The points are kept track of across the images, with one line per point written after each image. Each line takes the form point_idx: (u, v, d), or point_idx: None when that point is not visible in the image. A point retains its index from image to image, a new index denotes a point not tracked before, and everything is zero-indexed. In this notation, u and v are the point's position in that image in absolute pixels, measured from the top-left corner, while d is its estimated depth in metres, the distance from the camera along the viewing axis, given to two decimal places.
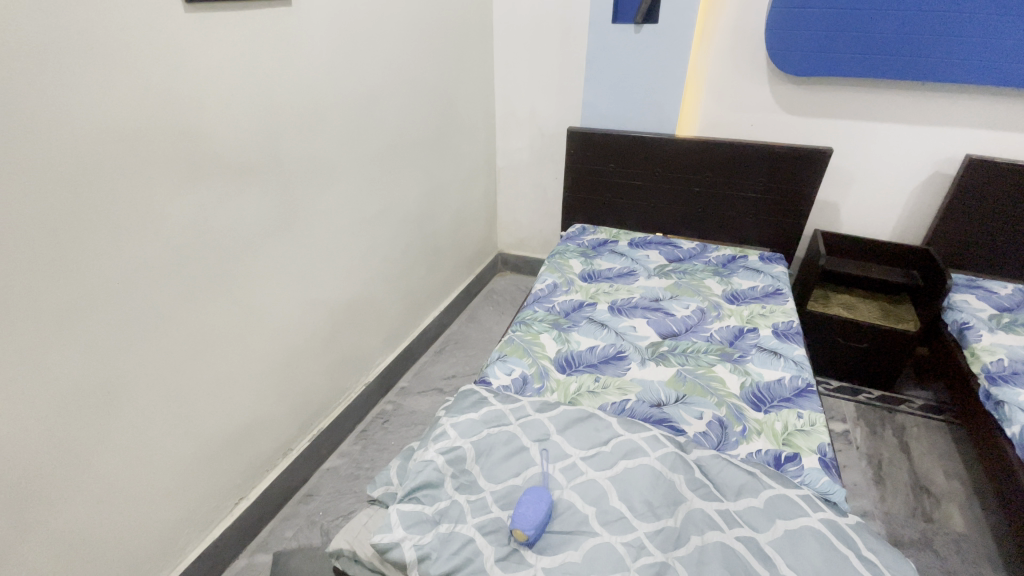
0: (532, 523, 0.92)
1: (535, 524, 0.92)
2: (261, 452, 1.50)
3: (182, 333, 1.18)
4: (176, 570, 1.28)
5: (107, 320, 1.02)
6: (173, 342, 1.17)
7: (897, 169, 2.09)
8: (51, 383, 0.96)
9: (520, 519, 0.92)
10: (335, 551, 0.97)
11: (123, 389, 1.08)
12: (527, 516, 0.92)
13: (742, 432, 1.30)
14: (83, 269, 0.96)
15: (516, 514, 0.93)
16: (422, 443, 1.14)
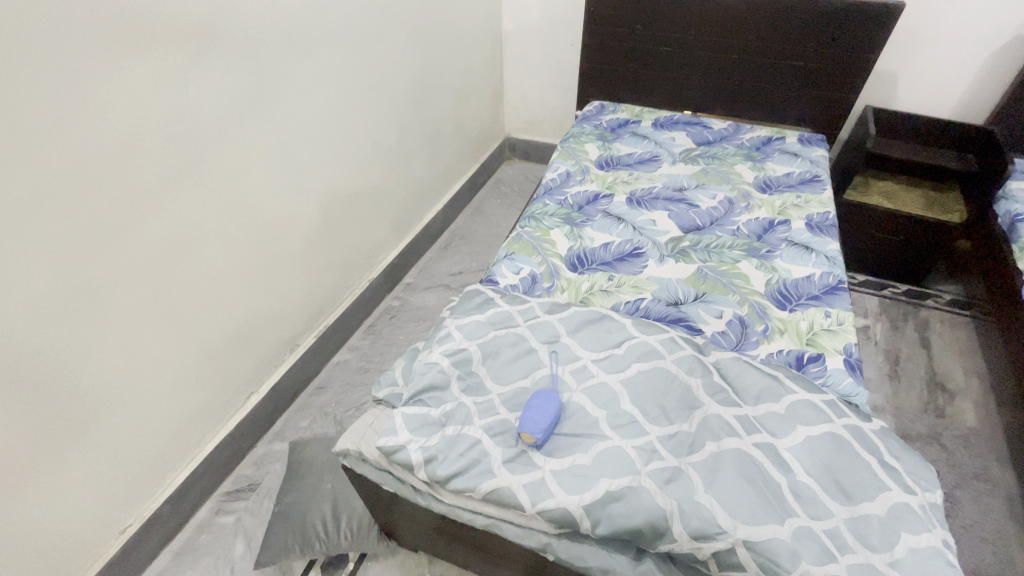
0: (540, 426, 0.88)
1: (544, 428, 0.88)
2: (266, 350, 1.49)
3: (162, 233, 1.08)
4: (197, 458, 1.34)
5: (69, 223, 0.91)
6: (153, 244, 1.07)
7: (981, 28, 1.75)
8: (22, 289, 0.88)
9: (527, 423, 0.88)
10: (342, 450, 0.95)
11: (107, 296, 1.01)
12: (534, 420, 0.89)
13: (764, 332, 1.23)
14: (26, 160, 0.83)
15: (522, 418, 0.90)
16: (426, 345, 1.08)
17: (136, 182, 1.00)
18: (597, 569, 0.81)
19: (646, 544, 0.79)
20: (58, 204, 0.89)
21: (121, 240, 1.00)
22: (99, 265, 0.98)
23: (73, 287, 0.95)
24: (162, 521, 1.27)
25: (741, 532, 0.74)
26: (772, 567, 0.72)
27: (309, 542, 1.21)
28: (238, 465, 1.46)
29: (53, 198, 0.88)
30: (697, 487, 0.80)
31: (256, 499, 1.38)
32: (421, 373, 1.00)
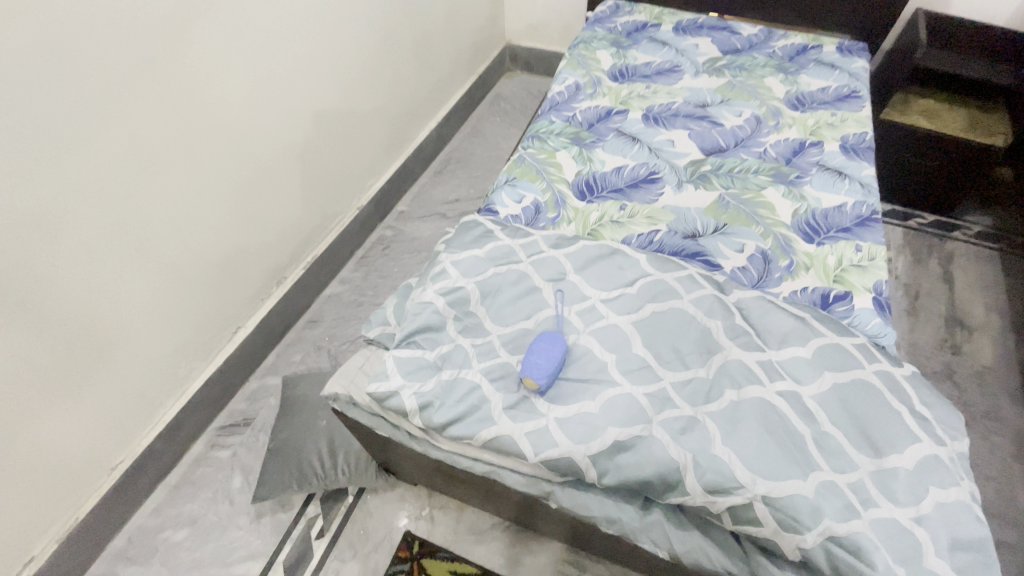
0: (545, 372, 0.80)
1: (548, 374, 0.81)
2: (251, 282, 1.40)
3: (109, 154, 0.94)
4: (186, 394, 1.30)
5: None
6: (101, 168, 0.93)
7: None
8: None
9: (530, 368, 0.81)
10: (331, 394, 0.88)
11: (54, 227, 0.90)
12: (538, 365, 0.81)
13: (788, 268, 1.12)
14: None
15: (524, 362, 0.82)
16: (419, 282, 0.98)
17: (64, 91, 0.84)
18: (602, 518, 0.77)
19: (656, 495, 0.74)
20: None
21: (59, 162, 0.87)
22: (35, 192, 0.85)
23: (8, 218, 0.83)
24: (156, 457, 1.25)
25: (760, 488, 0.68)
26: (792, 523, 0.67)
27: (306, 478, 1.19)
28: (230, 401, 1.42)
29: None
30: (715, 439, 0.74)
31: (251, 434, 1.36)
32: (414, 314, 0.91)
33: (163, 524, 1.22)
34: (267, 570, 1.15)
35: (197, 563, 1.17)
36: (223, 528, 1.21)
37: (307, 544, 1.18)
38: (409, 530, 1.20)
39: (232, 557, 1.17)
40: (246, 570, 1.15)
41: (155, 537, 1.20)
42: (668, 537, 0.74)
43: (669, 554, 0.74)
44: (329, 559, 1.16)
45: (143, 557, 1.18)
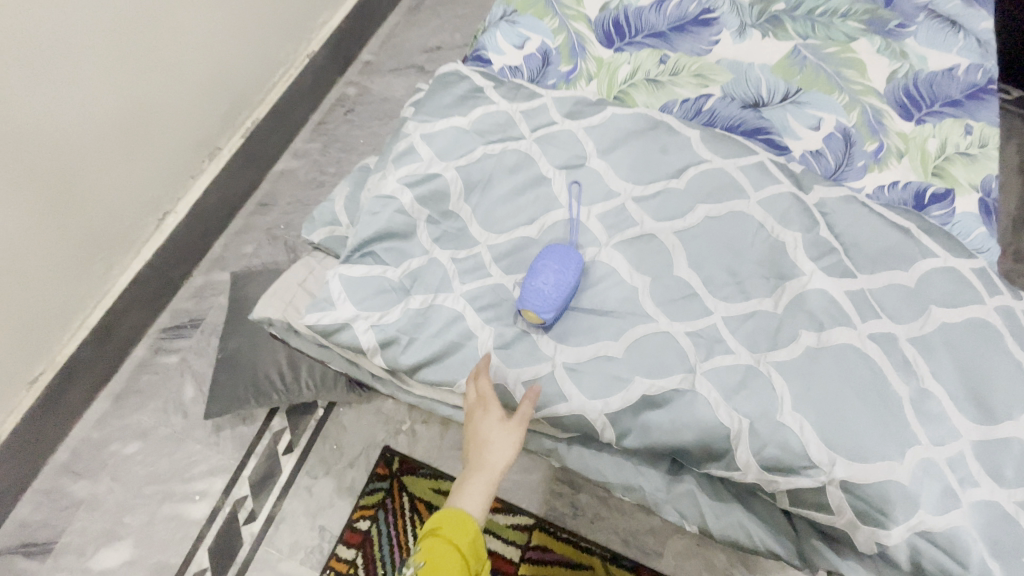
0: (556, 305, 0.58)
1: (557, 307, 0.58)
2: (172, 156, 1.08)
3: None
4: (112, 296, 1.08)
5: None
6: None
7: None
8: None
9: (535, 299, 0.58)
10: (263, 319, 0.66)
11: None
12: (548, 295, 0.58)
13: (875, 156, 0.84)
14: None
15: (523, 289, 0.59)
16: (379, 166, 0.70)
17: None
18: (617, 484, 0.60)
19: (692, 463, 0.57)
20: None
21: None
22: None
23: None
24: (87, 367, 1.07)
25: (840, 471, 0.50)
26: (875, 515, 0.50)
27: (264, 393, 1.02)
28: (172, 299, 1.20)
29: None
30: (783, 402, 0.53)
31: (201, 338, 1.17)
32: (370, 212, 0.64)
33: (110, 436, 1.09)
34: (231, 486, 1.05)
35: (154, 478, 1.06)
36: (178, 441, 1.08)
37: (274, 460, 1.06)
38: (388, 446, 1.07)
39: (191, 472, 1.06)
40: (208, 485, 1.05)
41: (104, 450, 1.08)
42: (701, 510, 0.58)
43: (699, 529, 0.58)
44: (300, 476, 1.05)
45: (93, 472, 1.06)
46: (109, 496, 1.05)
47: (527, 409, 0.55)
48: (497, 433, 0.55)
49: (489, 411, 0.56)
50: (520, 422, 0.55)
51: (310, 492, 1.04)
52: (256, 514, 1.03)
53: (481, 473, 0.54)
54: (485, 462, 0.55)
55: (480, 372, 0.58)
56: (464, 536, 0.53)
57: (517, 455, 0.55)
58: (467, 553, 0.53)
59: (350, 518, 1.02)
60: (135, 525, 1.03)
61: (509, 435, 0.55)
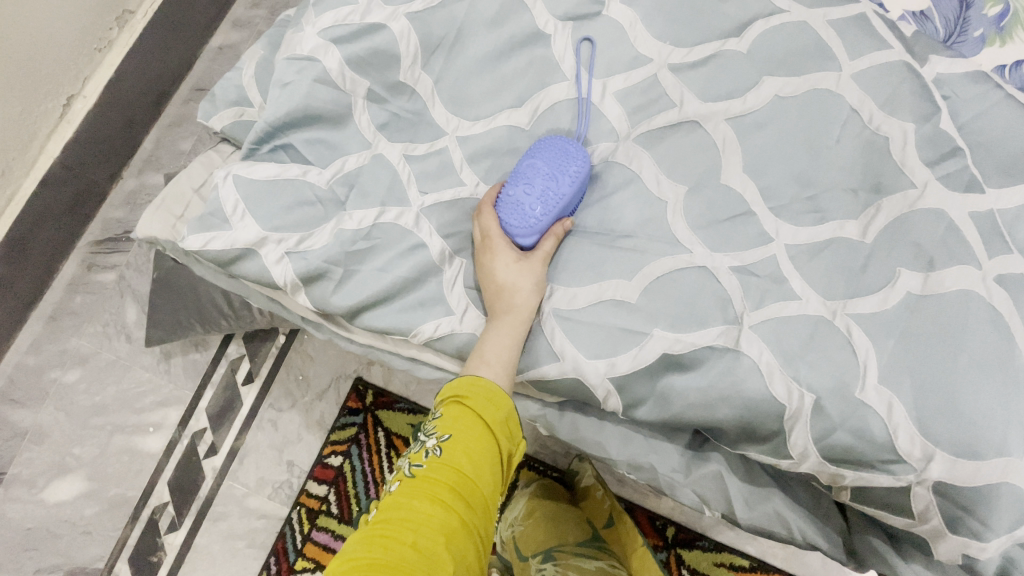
0: (538, 228, 0.42)
1: (539, 230, 0.42)
2: (61, 17, 0.80)
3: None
4: (18, 205, 0.87)
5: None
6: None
7: None
8: None
9: (510, 214, 0.42)
10: (148, 239, 0.49)
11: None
12: (529, 211, 0.42)
13: (998, 23, 0.56)
14: None
15: (500, 198, 0.43)
16: (299, 15, 0.48)
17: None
18: (621, 461, 0.46)
19: (724, 442, 0.43)
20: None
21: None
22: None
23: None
24: (4, 285, 0.90)
25: (935, 470, 0.36)
26: (969, 523, 0.37)
27: (211, 320, 0.85)
28: (101, 206, 0.98)
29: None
30: (866, 372, 0.38)
31: (139, 252, 0.97)
32: (281, 84, 0.44)
33: (47, 362, 0.95)
34: (188, 417, 0.94)
35: (102, 409, 0.94)
36: (125, 369, 0.95)
37: (232, 392, 0.94)
38: (361, 378, 0.92)
39: (142, 403, 0.94)
40: (162, 418, 0.94)
41: (43, 377, 0.95)
42: (728, 494, 0.45)
43: (722, 515, 0.46)
44: (263, 408, 0.93)
45: (33, 401, 0.94)
46: (55, 426, 0.94)
47: (552, 240, 0.42)
48: (513, 273, 0.41)
49: (497, 247, 0.42)
50: (541, 256, 0.42)
51: (275, 427, 0.92)
52: (218, 449, 0.92)
53: (505, 326, 0.41)
54: (507, 311, 0.41)
55: (479, 207, 0.43)
56: (494, 400, 0.37)
57: (541, 299, 0.42)
58: (500, 428, 0.37)
59: (320, 453, 0.90)
60: (86, 457, 0.93)
61: (529, 273, 0.42)
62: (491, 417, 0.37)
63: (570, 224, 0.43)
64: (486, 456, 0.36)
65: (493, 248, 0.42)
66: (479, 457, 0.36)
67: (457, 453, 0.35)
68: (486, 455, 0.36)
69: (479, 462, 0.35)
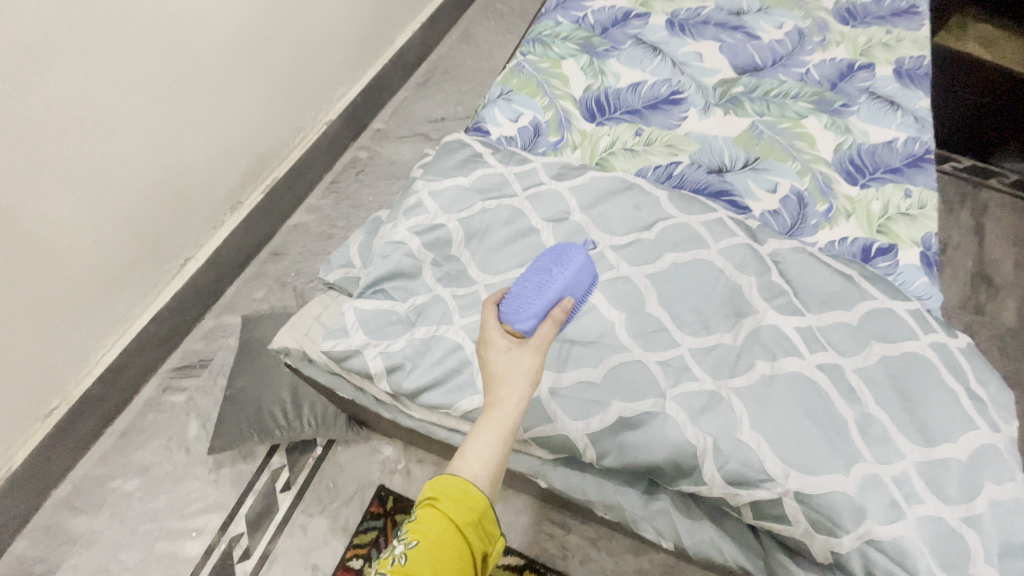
0: (533, 316, 0.58)
1: (536, 315, 0.58)
2: (198, 206, 1.17)
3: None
4: (129, 335, 1.13)
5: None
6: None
7: None
8: None
9: (512, 309, 0.58)
10: (280, 348, 0.74)
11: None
12: (527, 305, 0.58)
13: (825, 215, 0.95)
14: None
15: (507, 299, 0.60)
16: (391, 215, 0.81)
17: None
18: (598, 501, 0.66)
19: (666, 481, 0.63)
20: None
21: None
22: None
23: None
24: (96, 403, 1.10)
25: (793, 483, 0.57)
26: (827, 524, 0.56)
27: (266, 430, 1.06)
28: (184, 339, 1.25)
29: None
30: (741, 423, 0.61)
31: (209, 377, 1.20)
32: (382, 255, 0.74)
33: (111, 472, 1.10)
34: (228, 522, 1.06)
35: (152, 515, 1.06)
36: (178, 478, 1.10)
37: (270, 497, 1.08)
38: (383, 484, 1.09)
39: (189, 509, 1.07)
40: (205, 522, 1.06)
41: (103, 486, 1.09)
42: (675, 525, 0.64)
43: (674, 544, 0.64)
44: (296, 514, 1.06)
45: (91, 508, 1.07)
46: (105, 532, 1.04)
47: (553, 322, 0.56)
48: (504, 365, 0.55)
49: (495, 342, 0.57)
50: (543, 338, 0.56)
51: (304, 531, 1.05)
52: (251, 552, 1.03)
53: (492, 414, 0.53)
54: (497, 401, 0.53)
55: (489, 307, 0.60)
56: (460, 507, 0.50)
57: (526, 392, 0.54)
58: (459, 534, 0.49)
59: (343, 555, 1.02)
60: (129, 562, 1.02)
61: (522, 361, 0.55)
62: (453, 525, 0.49)
63: (569, 308, 0.57)
64: (444, 562, 0.47)
65: (492, 343, 0.57)
66: (437, 564, 0.47)
67: (419, 561, 0.47)
68: (444, 561, 0.47)
69: (437, 566, 0.47)
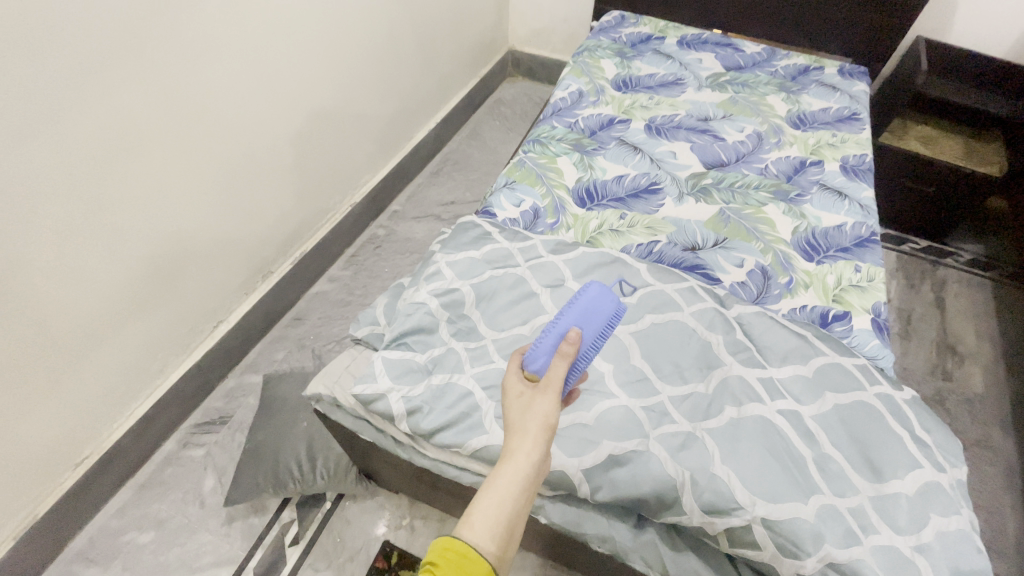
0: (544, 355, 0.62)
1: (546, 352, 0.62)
2: (235, 273, 1.32)
3: (37, 91, 0.78)
4: (161, 390, 1.22)
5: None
6: (61, 126, 0.82)
7: None
8: None
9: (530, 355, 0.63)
10: (314, 394, 0.85)
11: (23, 192, 0.81)
12: (540, 348, 0.62)
13: (786, 286, 1.10)
14: None
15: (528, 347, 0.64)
16: (413, 281, 0.95)
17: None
18: (592, 533, 0.74)
19: (651, 514, 0.72)
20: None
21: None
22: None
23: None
24: (123, 455, 1.17)
25: (760, 510, 0.66)
26: (791, 548, 0.65)
27: (282, 482, 1.13)
28: (207, 397, 1.34)
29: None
30: (714, 457, 0.71)
31: (228, 432, 1.28)
32: (406, 314, 0.87)
33: (127, 525, 1.14)
34: None
35: (162, 568, 1.09)
36: (191, 532, 1.14)
37: (279, 551, 1.12)
38: (388, 539, 1.14)
39: (199, 562, 1.10)
40: None
41: (118, 539, 1.13)
42: (661, 557, 0.72)
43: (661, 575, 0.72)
44: (302, 568, 1.10)
45: (105, 560, 1.10)
46: None
47: (563, 360, 0.59)
48: (521, 414, 0.58)
49: (514, 389, 0.61)
50: (555, 379, 0.59)
51: None
52: None
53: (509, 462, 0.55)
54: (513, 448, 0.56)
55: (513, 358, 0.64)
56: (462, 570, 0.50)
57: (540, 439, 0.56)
58: None
59: None
60: None
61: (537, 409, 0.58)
62: None
63: (574, 340, 0.59)
64: None
65: (511, 390, 0.61)
66: None
67: None
68: None
69: None
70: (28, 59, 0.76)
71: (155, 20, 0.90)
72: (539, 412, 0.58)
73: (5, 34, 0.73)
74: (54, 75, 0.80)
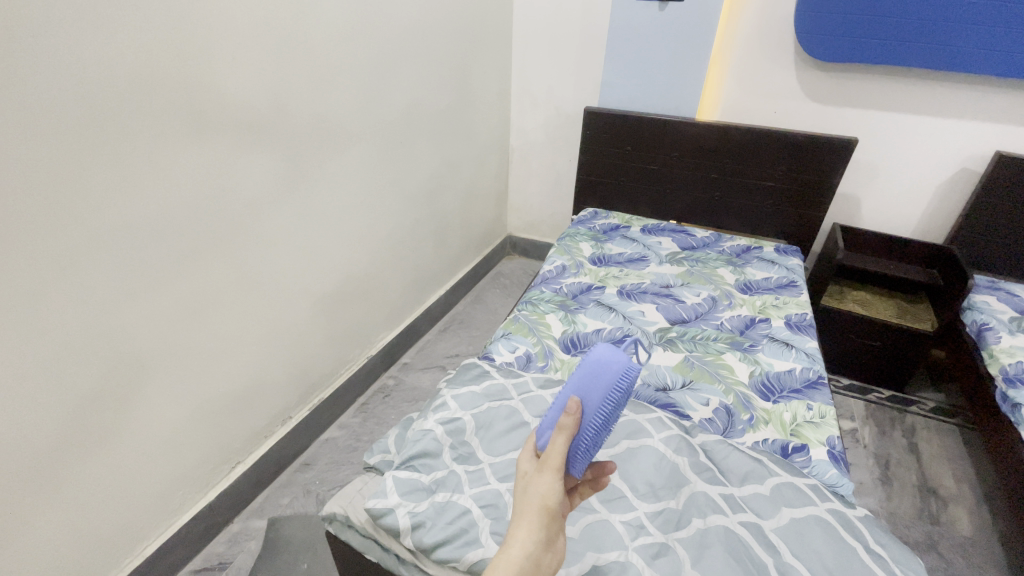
0: None
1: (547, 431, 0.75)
2: (259, 415, 1.47)
3: (154, 267, 1.07)
4: (172, 529, 1.27)
5: (75, 241, 0.93)
6: (163, 289, 1.10)
7: (905, 191, 2.07)
8: (64, 341, 0.96)
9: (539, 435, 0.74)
10: (329, 514, 0.96)
11: (120, 338, 1.05)
12: None
13: (748, 421, 1.26)
14: (104, 240, 0.97)
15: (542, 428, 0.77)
16: (421, 413, 1.12)
17: (139, 198, 1.01)
18: None
19: None
20: (76, 227, 0.92)
21: (121, 274, 1.02)
22: (95, 292, 0.98)
23: (72, 323, 0.96)
24: None
25: None
26: None
27: None
28: (211, 541, 1.37)
29: (51, 212, 0.89)
30: (685, 564, 0.81)
31: None
32: (415, 439, 1.03)
33: None
34: None
35: None
36: None
37: None
38: None
39: None
40: None
41: None
42: None
43: None
44: None
45: None
46: None
47: (558, 434, 0.67)
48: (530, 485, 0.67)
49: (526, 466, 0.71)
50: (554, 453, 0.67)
51: None
52: None
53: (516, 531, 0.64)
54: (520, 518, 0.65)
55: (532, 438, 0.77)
56: None
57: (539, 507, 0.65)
58: None
59: None
60: None
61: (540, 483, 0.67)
62: None
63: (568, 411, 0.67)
64: None
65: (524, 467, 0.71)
66: None
67: None
68: None
69: None
70: (158, 246, 1.07)
71: (246, 219, 1.25)
72: (542, 485, 0.66)
73: (150, 232, 1.05)
74: (172, 256, 1.10)
